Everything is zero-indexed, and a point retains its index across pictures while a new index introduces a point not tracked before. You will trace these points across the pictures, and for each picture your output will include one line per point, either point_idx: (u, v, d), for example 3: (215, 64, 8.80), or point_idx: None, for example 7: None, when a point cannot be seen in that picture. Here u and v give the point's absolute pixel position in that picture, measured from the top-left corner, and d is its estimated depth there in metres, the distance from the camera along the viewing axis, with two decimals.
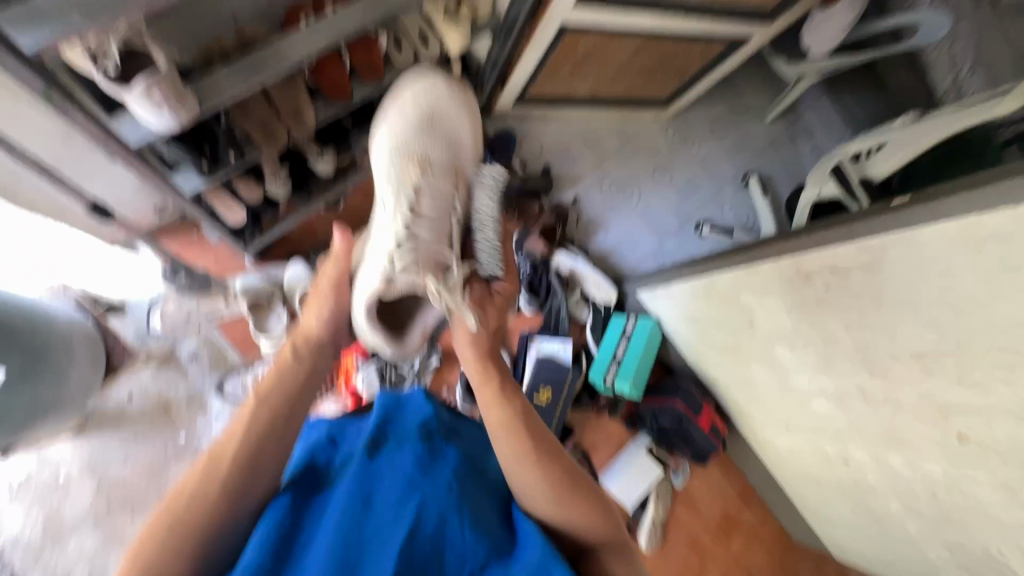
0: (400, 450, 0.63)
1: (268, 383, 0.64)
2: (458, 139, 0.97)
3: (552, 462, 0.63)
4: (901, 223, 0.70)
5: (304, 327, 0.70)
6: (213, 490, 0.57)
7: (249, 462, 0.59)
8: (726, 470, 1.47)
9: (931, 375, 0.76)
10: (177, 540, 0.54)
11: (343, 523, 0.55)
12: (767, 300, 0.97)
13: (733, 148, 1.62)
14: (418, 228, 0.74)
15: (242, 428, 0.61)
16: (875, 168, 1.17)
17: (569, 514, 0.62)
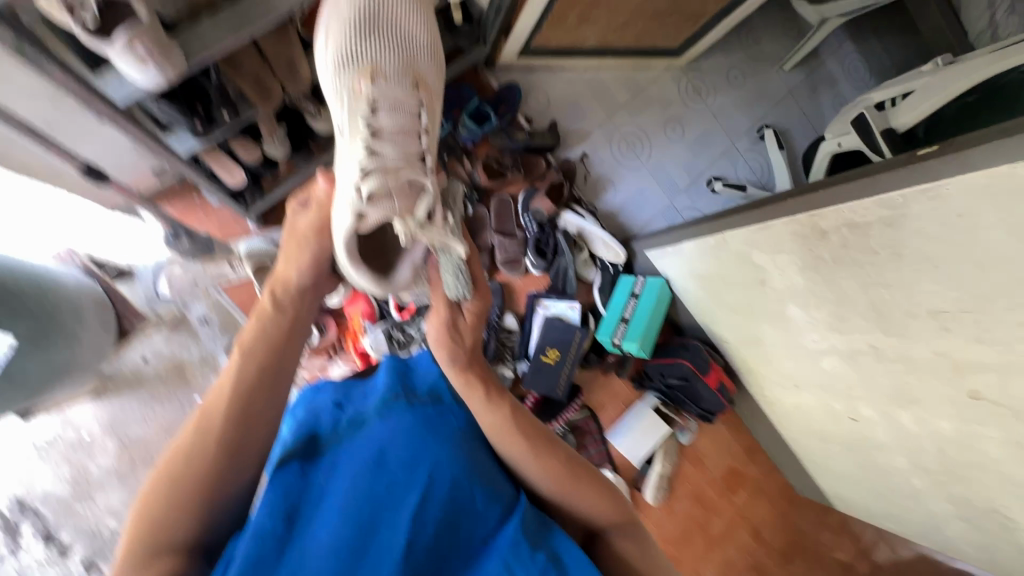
0: (406, 410, 0.62)
1: (254, 335, 0.59)
2: (415, 45, 0.76)
3: (553, 447, 0.63)
4: (926, 175, 0.66)
5: (284, 275, 0.63)
6: (210, 449, 0.53)
7: (242, 416, 0.55)
8: (732, 427, 1.48)
9: (949, 333, 0.74)
10: (177, 500, 0.51)
11: (356, 488, 0.54)
12: (780, 258, 0.94)
13: (749, 99, 1.55)
14: (381, 150, 0.64)
15: (231, 380, 0.57)
16: (900, 118, 1.10)
17: (576, 496, 0.61)
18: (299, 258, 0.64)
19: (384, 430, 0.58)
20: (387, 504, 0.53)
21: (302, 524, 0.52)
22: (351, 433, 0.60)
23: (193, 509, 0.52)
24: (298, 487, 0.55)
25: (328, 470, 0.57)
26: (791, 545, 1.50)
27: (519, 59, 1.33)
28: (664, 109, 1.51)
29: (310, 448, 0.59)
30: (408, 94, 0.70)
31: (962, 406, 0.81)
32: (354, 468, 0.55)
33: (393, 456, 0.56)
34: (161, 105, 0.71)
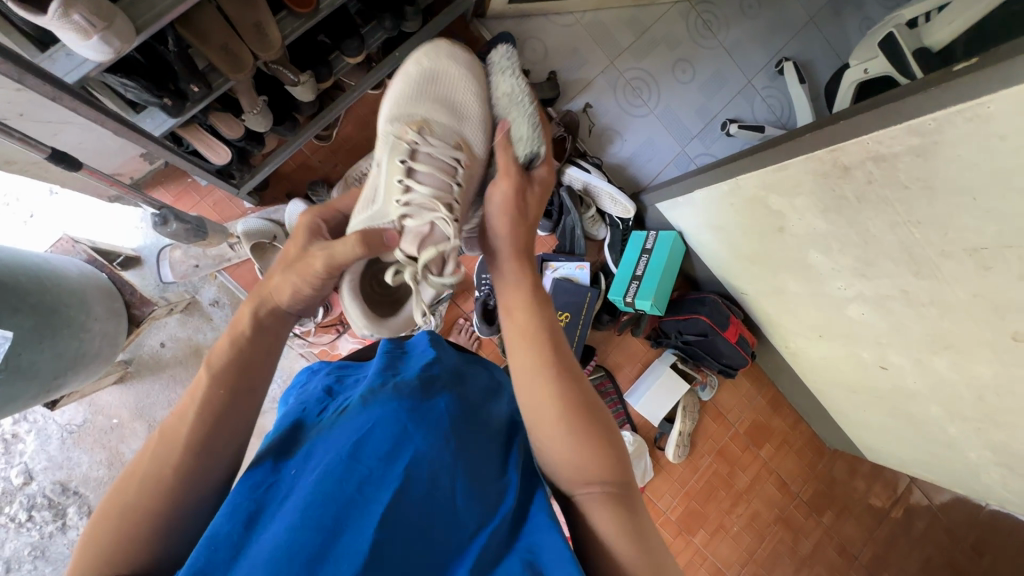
0: (390, 395, 0.54)
1: (224, 354, 0.54)
2: (474, 113, 0.77)
3: (569, 381, 0.57)
4: (960, 94, 0.59)
5: (272, 294, 0.58)
6: (165, 476, 0.48)
7: (203, 441, 0.50)
8: (754, 379, 1.45)
9: (990, 272, 0.67)
10: (127, 529, 0.45)
11: (325, 478, 0.46)
12: (798, 201, 0.87)
13: (767, 30, 1.44)
14: (414, 188, 0.64)
15: (196, 400, 0.51)
16: (933, 35, 1.01)
17: (560, 436, 0.54)
18: (295, 283, 0.57)
19: (364, 419, 0.51)
20: (356, 501, 0.46)
21: (264, 520, 0.45)
22: (332, 423, 0.54)
23: (144, 541, 0.46)
24: (268, 483, 0.49)
25: (304, 460, 0.51)
26: (820, 496, 1.47)
27: (511, 5, 1.24)
28: (673, 48, 1.41)
29: (288, 442, 0.54)
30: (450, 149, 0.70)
31: (1002, 349, 0.75)
32: (329, 457, 0.49)
33: (371, 447, 0.49)
34: (123, 81, 0.66)
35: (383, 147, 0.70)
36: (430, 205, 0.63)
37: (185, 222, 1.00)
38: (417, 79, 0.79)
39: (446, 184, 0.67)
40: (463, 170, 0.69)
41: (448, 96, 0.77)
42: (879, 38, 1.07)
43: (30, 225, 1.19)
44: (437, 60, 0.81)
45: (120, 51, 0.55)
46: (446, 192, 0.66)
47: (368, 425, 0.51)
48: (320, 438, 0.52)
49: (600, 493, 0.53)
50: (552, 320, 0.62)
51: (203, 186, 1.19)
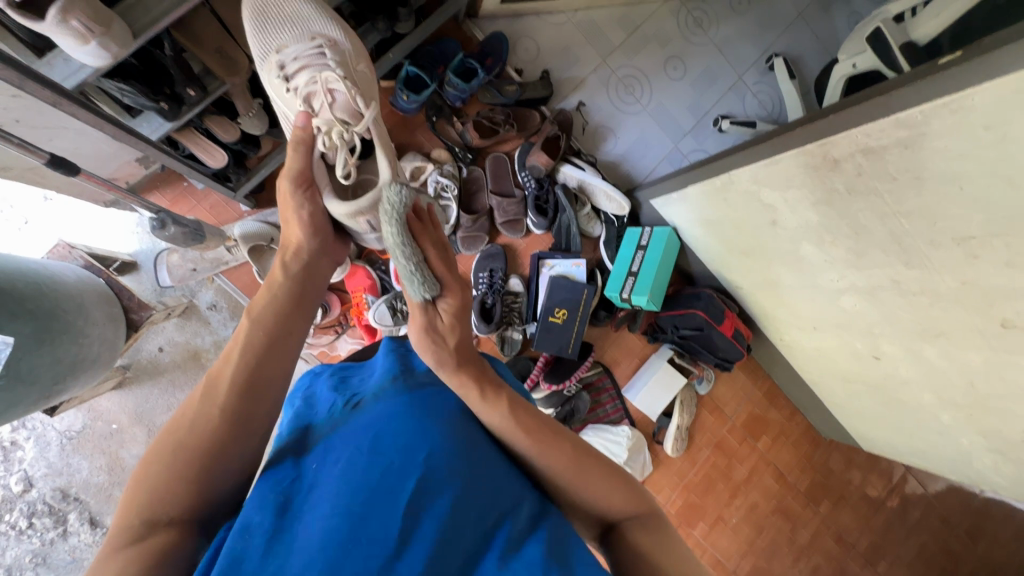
0: (403, 395, 0.55)
1: (265, 303, 0.57)
2: (309, 11, 0.78)
3: (557, 447, 0.55)
4: (946, 88, 0.60)
5: (291, 240, 0.63)
6: (212, 416, 0.50)
7: (244, 387, 0.52)
8: (750, 373, 1.46)
9: (978, 260, 0.69)
10: (175, 468, 0.47)
11: (351, 468, 0.46)
12: (789, 194, 0.88)
13: (757, 26, 1.46)
14: (299, 82, 0.72)
15: (240, 345, 0.54)
16: (920, 28, 1.03)
17: (585, 482, 0.54)
18: (295, 216, 0.62)
19: (379, 414, 0.52)
20: (383, 489, 0.45)
21: (296, 509, 0.45)
22: (345, 418, 0.53)
23: (193, 483, 0.47)
24: (291, 477, 0.48)
25: (323, 455, 0.50)
26: (817, 486, 1.48)
27: (503, 5, 1.25)
28: (664, 46, 1.42)
29: (302, 440, 0.53)
30: (312, 45, 0.75)
31: (992, 336, 0.76)
32: (349, 450, 0.48)
33: (390, 437, 0.49)
34: (120, 86, 0.66)
35: (268, 86, 0.76)
36: (314, 82, 0.72)
37: (183, 226, 1.00)
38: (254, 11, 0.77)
39: (322, 69, 0.73)
40: (328, 51, 0.74)
41: (286, 10, 0.77)
42: (866, 34, 1.09)
43: (26, 232, 1.19)
44: None
45: (117, 55, 0.56)
46: (324, 69, 0.73)
47: (382, 421, 0.51)
48: (334, 436, 0.51)
49: (633, 522, 0.55)
50: (509, 395, 0.57)
51: (199, 190, 1.19)
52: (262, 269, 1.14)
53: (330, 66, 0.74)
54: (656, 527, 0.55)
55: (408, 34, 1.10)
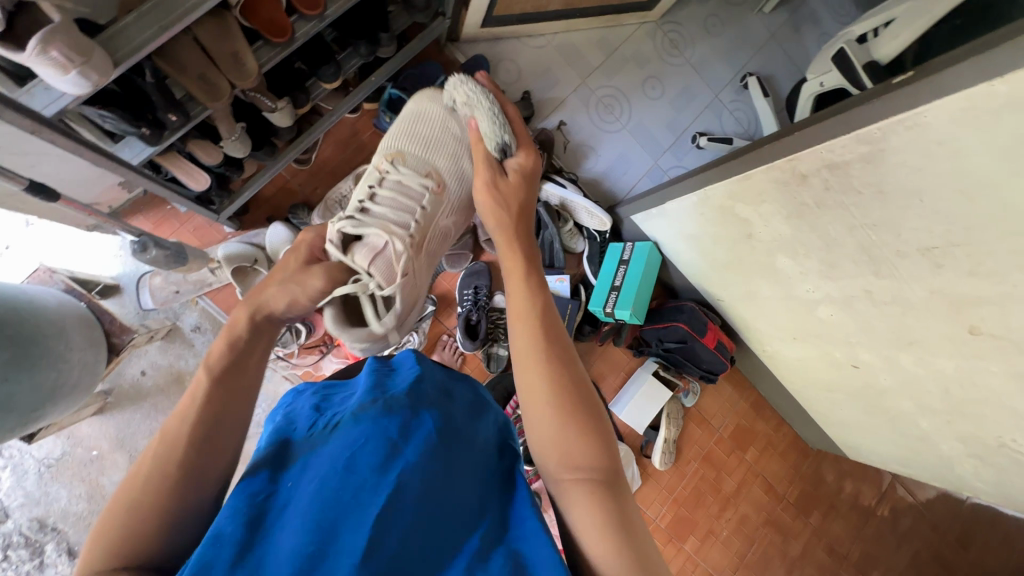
0: (379, 411, 0.53)
1: (220, 358, 0.57)
2: (449, 149, 0.94)
3: (560, 366, 0.58)
4: (900, 105, 0.63)
5: (267, 306, 0.63)
6: (168, 475, 0.49)
7: (203, 441, 0.51)
8: (736, 384, 1.48)
9: (942, 269, 0.71)
10: (135, 527, 0.46)
11: (323, 488, 0.46)
12: (763, 208, 0.91)
13: (730, 46, 1.51)
14: (373, 207, 0.81)
15: (196, 405, 0.53)
16: (882, 49, 1.06)
17: (556, 424, 0.55)
18: (292, 294, 0.65)
19: (357, 433, 0.50)
20: (352, 507, 0.45)
21: (270, 526, 0.44)
22: (325, 437, 0.53)
23: (157, 534, 0.46)
24: (267, 492, 0.47)
25: (301, 471, 0.50)
26: (806, 496, 1.49)
27: (483, 30, 1.28)
28: (642, 67, 1.46)
29: (281, 455, 0.52)
30: (416, 182, 0.86)
31: (961, 342, 0.78)
32: (323, 470, 0.48)
33: (364, 459, 0.48)
34: (101, 113, 0.67)
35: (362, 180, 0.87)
36: (380, 226, 0.78)
37: (165, 249, 1.00)
38: (408, 118, 0.96)
39: (408, 208, 0.84)
40: (430, 196, 0.87)
41: (427, 128, 0.94)
42: (831, 55, 1.13)
43: (6, 257, 1.18)
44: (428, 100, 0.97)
45: (98, 84, 0.57)
46: (407, 215, 0.83)
47: (360, 440, 0.50)
48: (314, 453, 0.51)
49: (588, 478, 0.52)
50: (545, 300, 0.63)
51: (183, 213, 1.20)
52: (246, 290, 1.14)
53: (419, 214, 0.84)
54: (613, 491, 0.52)
55: (391, 58, 1.13)
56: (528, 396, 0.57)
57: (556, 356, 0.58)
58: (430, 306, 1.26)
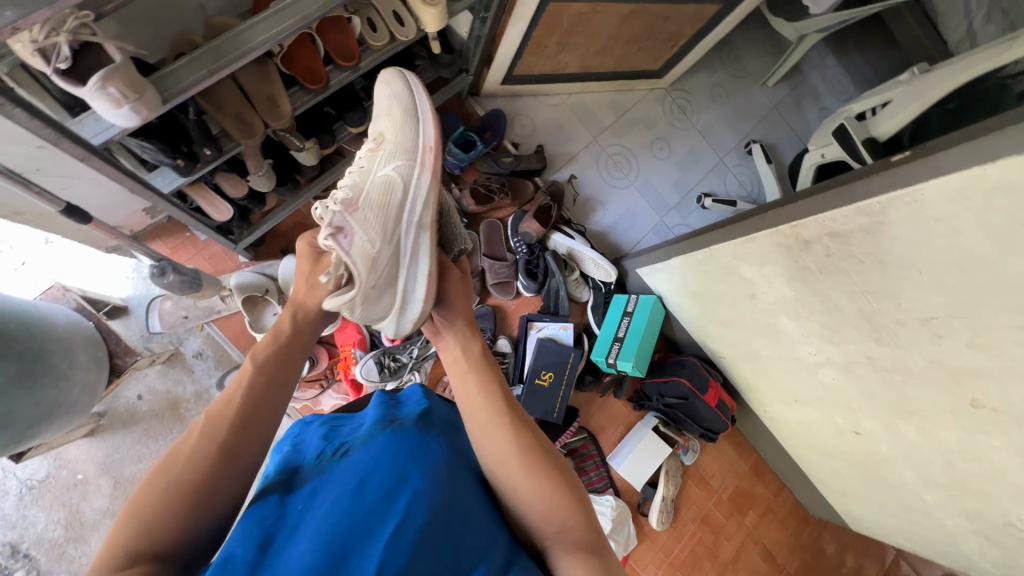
0: (389, 435, 0.54)
1: (266, 351, 0.62)
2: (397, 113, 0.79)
3: (526, 431, 0.60)
4: (898, 182, 0.66)
5: (302, 302, 0.68)
6: (210, 452, 0.52)
7: (245, 424, 0.55)
8: (736, 444, 1.46)
9: (941, 339, 0.72)
10: (169, 501, 0.48)
11: (333, 512, 0.46)
12: (766, 270, 0.94)
13: (736, 114, 1.59)
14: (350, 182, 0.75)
15: (241, 389, 0.57)
16: (879, 126, 1.12)
17: (528, 482, 0.56)
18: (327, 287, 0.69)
19: (366, 460, 0.51)
20: (362, 532, 0.44)
21: (278, 548, 0.43)
22: (332, 462, 0.53)
23: (186, 515, 0.48)
24: (277, 515, 0.47)
25: (309, 496, 0.49)
26: (807, 568, 1.44)
27: (502, 87, 1.36)
28: (650, 128, 1.54)
29: (289, 482, 0.52)
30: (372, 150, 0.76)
31: (962, 414, 0.78)
32: (333, 497, 0.48)
33: (375, 484, 0.48)
34: (142, 144, 0.70)
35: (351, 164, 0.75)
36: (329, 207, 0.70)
37: (181, 274, 1.02)
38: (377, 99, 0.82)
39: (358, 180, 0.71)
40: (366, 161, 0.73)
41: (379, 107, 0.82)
42: (832, 128, 1.20)
43: (22, 271, 1.21)
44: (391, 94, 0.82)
45: (146, 119, 0.60)
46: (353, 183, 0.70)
47: (369, 465, 0.50)
48: (322, 477, 0.51)
49: (570, 544, 0.51)
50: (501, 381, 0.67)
51: (200, 240, 1.23)
52: (254, 320, 1.14)
53: (354, 171, 0.73)
54: (601, 553, 0.51)
55: None
56: (498, 465, 0.57)
57: (524, 429, 0.60)
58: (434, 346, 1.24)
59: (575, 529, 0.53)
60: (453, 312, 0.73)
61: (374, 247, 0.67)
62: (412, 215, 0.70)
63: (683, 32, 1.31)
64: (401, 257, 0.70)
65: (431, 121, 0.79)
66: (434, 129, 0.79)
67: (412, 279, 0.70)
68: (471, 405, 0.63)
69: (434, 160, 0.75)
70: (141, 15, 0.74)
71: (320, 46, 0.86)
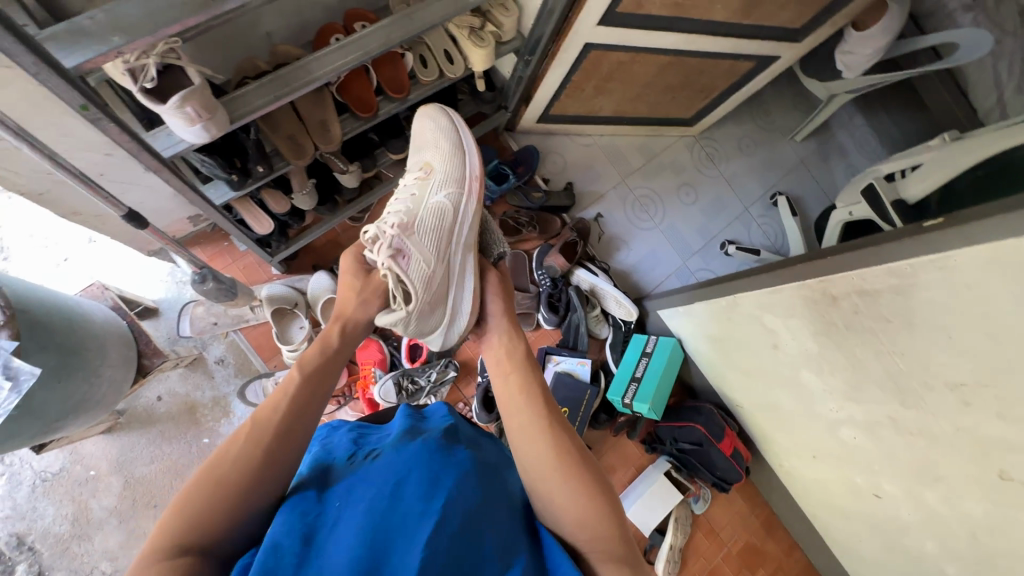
0: (420, 443, 0.55)
1: (313, 361, 0.64)
2: (439, 145, 0.88)
3: (562, 432, 0.62)
4: (929, 247, 0.67)
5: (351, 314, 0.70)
6: (256, 457, 0.53)
7: (289, 431, 0.57)
8: (749, 497, 1.42)
9: (969, 407, 0.71)
10: (215, 500, 0.50)
11: (372, 510, 0.46)
12: (791, 322, 0.94)
13: (762, 166, 1.62)
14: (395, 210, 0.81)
15: (287, 397, 0.59)
16: (908, 189, 1.14)
17: (560, 488, 0.56)
18: (371, 302, 0.71)
19: (401, 464, 0.52)
20: (403, 530, 0.44)
21: (320, 543, 0.44)
22: (365, 464, 0.54)
23: (228, 514, 0.49)
24: (316, 512, 0.48)
25: (347, 493, 0.50)
26: None
27: (538, 125, 1.40)
28: (678, 174, 1.57)
29: (322, 479, 0.53)
30: (417, 179, 0.83)
31: (989, 485, 0.76)
32: (370, 497, 0.48)
33: (411, 486, 0.49)
34: (204, 157, 0.75)
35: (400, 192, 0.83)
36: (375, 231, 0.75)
37: (219, 282, 1.05)
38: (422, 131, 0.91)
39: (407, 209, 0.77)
40: (415, 189, 0.81)
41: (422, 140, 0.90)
42: (861, 187, 1.22)
43: (64, 266, 1.26)
44: (433, 127, 0.91)
45: (214, 136, 0.64)
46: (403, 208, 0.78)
47: (405, 468, 0.51)
48: (355, 476, 0.52)
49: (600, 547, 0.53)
50: (541, 383, 0.68)
51: (237, 251, 1.27)
52: (281, 331, 1.16)
53: (406, 198, 0.80)
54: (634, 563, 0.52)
55: None
56: (536, 471, 0.58)
57: (562, 432, 0.62)
58: (453, 371, 1.25)
59: (608, 537, 0.53)
60: (496, 305, 0.77)
61: (429, 266, 0.73)
62: (461, 239, 0.79)
63: (717, 85, 1.35)
64: (451, 276, 0.76)
65: (475, 154, 0.89)
66: (476, 160, 0.88)
67: (458, 297, 0.75)
68: (511, 407, 0.65)
69: (479, 189, 0.85)
70: (214, 41, 0.80)
71: (374, 77, 0.92)
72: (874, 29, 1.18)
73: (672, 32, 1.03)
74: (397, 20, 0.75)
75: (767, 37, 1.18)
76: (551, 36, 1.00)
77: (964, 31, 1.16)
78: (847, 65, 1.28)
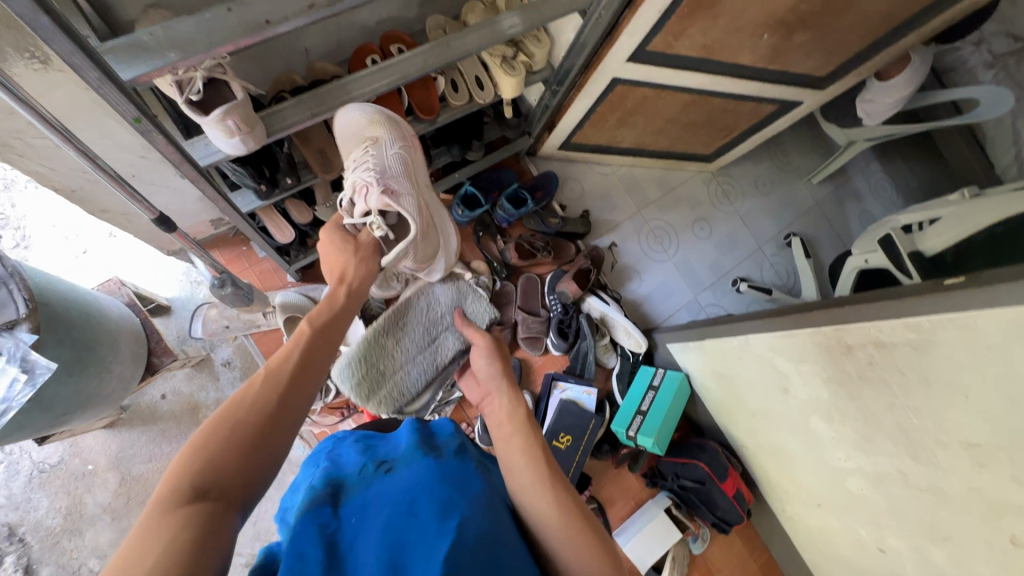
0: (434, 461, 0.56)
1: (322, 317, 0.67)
2: (375, 117, 0.83)
3: (566, 489, 0.59)
4: (950, 305, 0.67)
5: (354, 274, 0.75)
6: (272, 400, 0.55)
7: (301, 377, 0.59)
8: (747, 540, 1.40)
9: (983, 469, 0.70)
10: (234, 443, 0.50)
11: (389, 526, 0.46)
12: (803, 367, 0.94)
13: (777, 206, 1.63)
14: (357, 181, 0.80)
15: (299, 347, 0.61)
16: (925, 242, 1.14)
17: (575, 543, 0.53)
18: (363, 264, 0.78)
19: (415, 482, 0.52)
20: (422, 541, 0.44)
21: (341, 557, 0.43)
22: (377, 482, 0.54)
23: (247, 457, 0.50)
24: (333, 525, 0.47)
25: (360, 509, 0.49)
26: None
27: (559, 152, 1.42)
28: (693, 208, 1.58)
29: (335, 493, 0.52)
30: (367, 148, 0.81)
31: (998, 550, 0.74)
32: (385, 514, 0.48)
33: (426, 502, 0.49)
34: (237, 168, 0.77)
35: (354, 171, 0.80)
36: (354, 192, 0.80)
37: (237, 287, 1.06)
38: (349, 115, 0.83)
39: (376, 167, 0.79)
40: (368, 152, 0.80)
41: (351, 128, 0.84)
42: (877, 236, 1.23)
43: (82, 259, 1.27)
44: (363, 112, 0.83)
45: (251, 149, 0.66)
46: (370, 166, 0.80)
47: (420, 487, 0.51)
48: (367, 494, 0.52)
49: None
50: (540, 441, 0.65)
51: (255, 256, 1.29)
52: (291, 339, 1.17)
53: (360, 163, 0.80)
54: None
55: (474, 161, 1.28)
56: (541, 527, 0.56)
57: (567, 490, 0.59)
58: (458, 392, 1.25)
59: None
60: (492, 366, 0.78)
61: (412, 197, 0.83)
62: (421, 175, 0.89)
63: (738, 125, 1.37)
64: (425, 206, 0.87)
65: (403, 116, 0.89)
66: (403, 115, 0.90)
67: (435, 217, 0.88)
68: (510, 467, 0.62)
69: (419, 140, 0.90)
70: (255, 53, 0.82)
71: (406, 98, 0.94)
72: (898, 80, 1.20)
73: (698, 72, 1.05)
74: (435, 47, 0.76)
75: (791, 82, 1.20)
76: (580, 68, 1.02)
77: (985, 88, 1.18)
78: (868, 113, 1.31)
